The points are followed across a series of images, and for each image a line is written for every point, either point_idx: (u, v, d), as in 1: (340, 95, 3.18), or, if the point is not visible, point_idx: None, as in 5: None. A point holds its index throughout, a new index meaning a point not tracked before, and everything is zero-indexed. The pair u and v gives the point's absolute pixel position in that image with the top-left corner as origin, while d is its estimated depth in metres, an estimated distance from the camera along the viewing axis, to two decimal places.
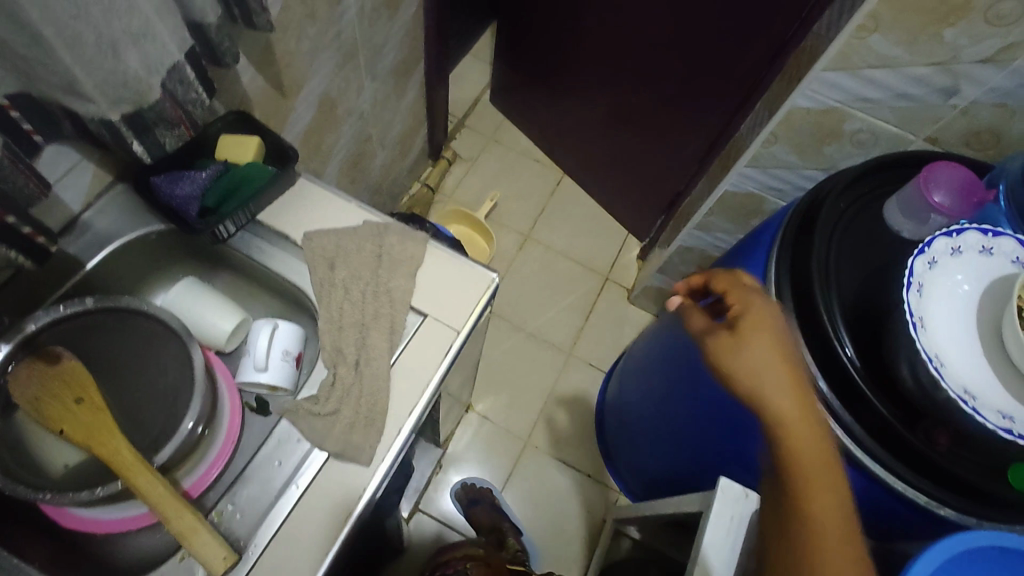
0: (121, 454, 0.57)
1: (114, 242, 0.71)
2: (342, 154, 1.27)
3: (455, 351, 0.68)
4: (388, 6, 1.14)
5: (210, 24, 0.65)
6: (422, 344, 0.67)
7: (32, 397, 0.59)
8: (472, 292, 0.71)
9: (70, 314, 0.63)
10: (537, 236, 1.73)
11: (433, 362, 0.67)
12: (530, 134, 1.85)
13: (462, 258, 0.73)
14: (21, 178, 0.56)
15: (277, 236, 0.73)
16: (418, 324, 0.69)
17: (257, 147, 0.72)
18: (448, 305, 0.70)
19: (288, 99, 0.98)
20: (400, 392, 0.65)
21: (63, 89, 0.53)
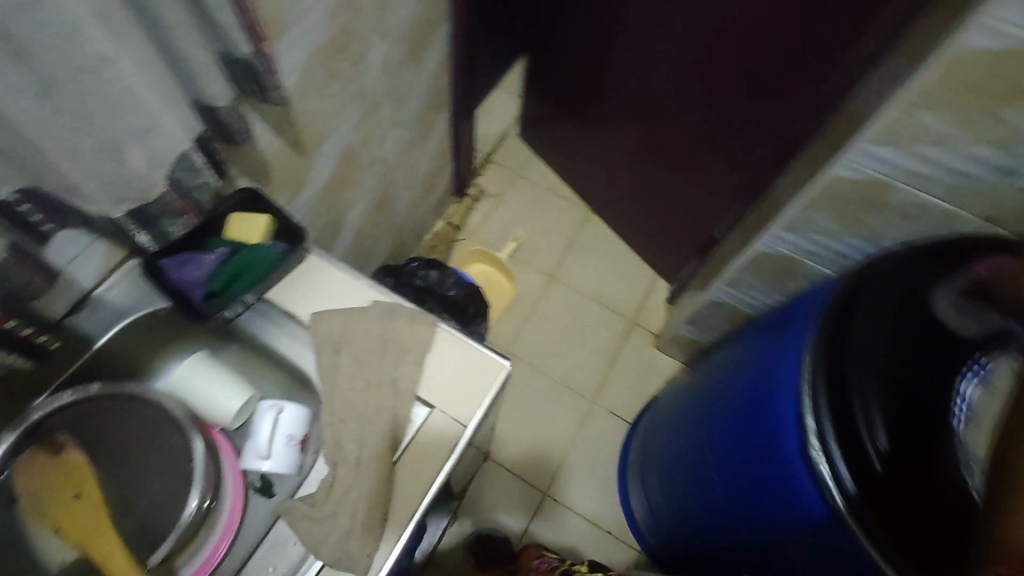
0: (115, 559, 0.58)
1: (125, 320, 0.71)
2: (365, 202, 1.26)
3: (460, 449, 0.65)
4: (412, 57, 1.13)
5: (221, 107, 0.64)
6: (427, 440, 0.65)
7: (33, 491, 0.59)
8: (481, 382, 0.68)
9: (75, 400, 0.63)
10: (563, 276, 1.69)
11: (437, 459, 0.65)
12: (558, 170, 1.82)
13: (471, 341, 0.70)
14: (25, 276, 0.56)
15: (284, 316, 0.72)
16: (424, 418, 0.66)
17: (267, 226, 0.71)
18: (455, 396, 0.68)
19: (308, 158, 0.97)
20: (400, 494, 0.63)
21: (68, 190, 0.53)
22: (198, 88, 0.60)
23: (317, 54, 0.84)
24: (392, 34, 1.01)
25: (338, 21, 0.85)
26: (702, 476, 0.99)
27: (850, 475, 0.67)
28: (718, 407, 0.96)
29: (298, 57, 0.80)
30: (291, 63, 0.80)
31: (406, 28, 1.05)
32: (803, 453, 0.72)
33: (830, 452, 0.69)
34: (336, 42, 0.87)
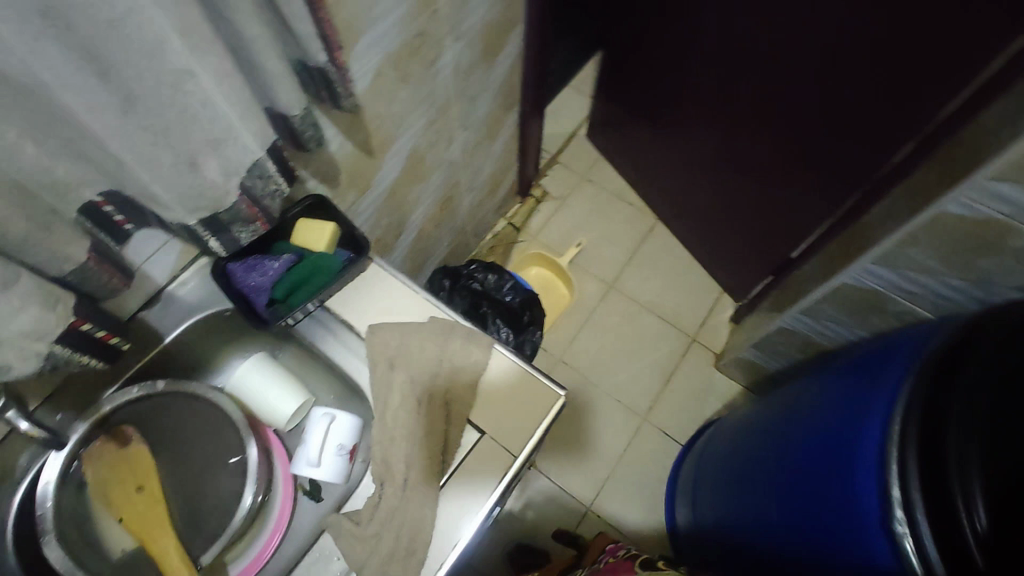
0: (169, 556, 0.59)
1: (194, 317, 0.72)
2: (428, 203, 1.26)
3: (508, 479, 0.64)
4: (486, 59, 1.10)
5: (295, 117, 0.64)
6: (476, 468, 0.65)
7: (100, 479, 0.61)
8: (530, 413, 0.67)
9: (142, 395, 0.65)
10: (623, 286, 1.64)
11: (484, 487, 0.64)
12: (625, 175, 1.76)
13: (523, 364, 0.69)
14: (104, 276, 0.58)
15: (342, 325, 0.71)
16: (474, 444, 0.66)
17: (331, 235, 0.71)
18: (506, 425, 0.67)
19: (376, 159, 0.97)
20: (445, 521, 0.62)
21: (146, 198, 0.54)
22: (273, 96, 0.61)
23: (390, 58, 0.83)
24: (465, 37, 0.99)
25: (413, 25, 0.83)
26: (754, 516, 0.94)
27: (941, 555, 0.61)
28: (783, 451, 0.90)
29: (371, 62, 0.79)
30: (364, 67, 0.79)
31: (481, 30, 1.03)
32: (884, 525, 0.66)
33: (918, 526, 0.62)
34: (410, 46, 0.86)
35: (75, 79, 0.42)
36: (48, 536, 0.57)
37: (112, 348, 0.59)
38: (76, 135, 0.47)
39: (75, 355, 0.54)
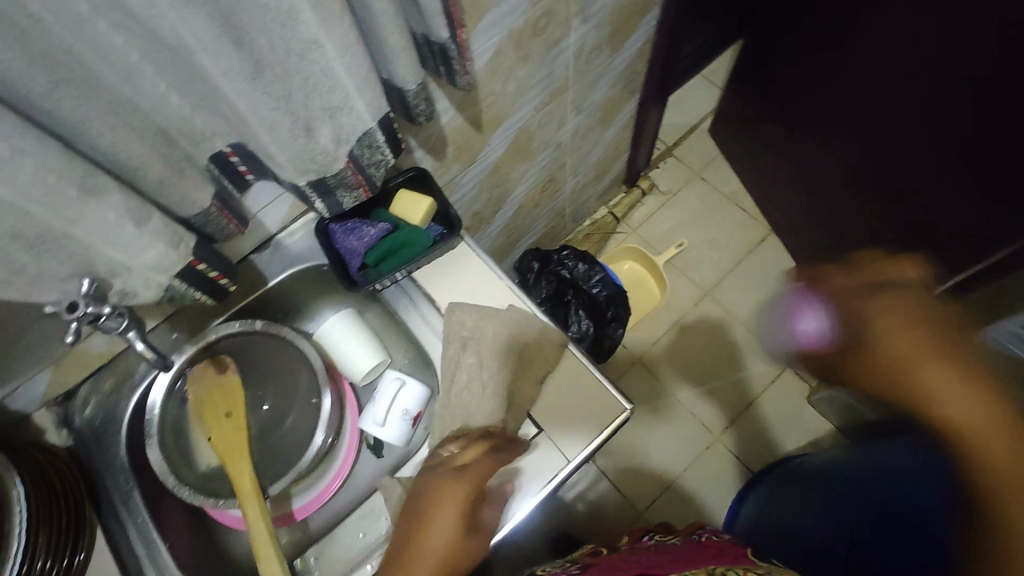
0: (243, 478, 0.65)
1: (298, 266, 0.78)
2: (530, 182, 1.25)
3: (558, 480, 0.64)
4: (612, 42, 1.06)
5: (409, 90, 0.65)
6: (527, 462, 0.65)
7: (198, 397, 0.68)
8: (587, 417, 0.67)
9: (239, 331, 0.72)
10: (719, 295, 1.55)
11: (534, 483, 0.64)
12: (745, 178, 1.64)
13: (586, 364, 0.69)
14: (220, 221, 0.63)
15: (424, 297, 0.73)
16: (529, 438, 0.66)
17: (428, 209, 0.73)
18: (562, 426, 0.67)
19: (484, 135, 0.97)
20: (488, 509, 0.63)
21: (265, 156, 0.58)
22: (392, 69, 0.62)
23: (512, 36, 0.82)
24: (594, 19, 0.95)
25: (541, 4, 0.81)
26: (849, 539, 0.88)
27: None
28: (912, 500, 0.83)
29: (492, 39, 0.79)
30: (484, 43, 0.78)
31: (612, 12, 0.98)
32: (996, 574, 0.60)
33: None
34: (534, 25, 0.84)
35: (212, 41, 0.45)
36: (150, 439, 0.66)
37: (221, 287, 0.64)
38: (213, 95, 0.51)
39: (188, 290, 0.59)
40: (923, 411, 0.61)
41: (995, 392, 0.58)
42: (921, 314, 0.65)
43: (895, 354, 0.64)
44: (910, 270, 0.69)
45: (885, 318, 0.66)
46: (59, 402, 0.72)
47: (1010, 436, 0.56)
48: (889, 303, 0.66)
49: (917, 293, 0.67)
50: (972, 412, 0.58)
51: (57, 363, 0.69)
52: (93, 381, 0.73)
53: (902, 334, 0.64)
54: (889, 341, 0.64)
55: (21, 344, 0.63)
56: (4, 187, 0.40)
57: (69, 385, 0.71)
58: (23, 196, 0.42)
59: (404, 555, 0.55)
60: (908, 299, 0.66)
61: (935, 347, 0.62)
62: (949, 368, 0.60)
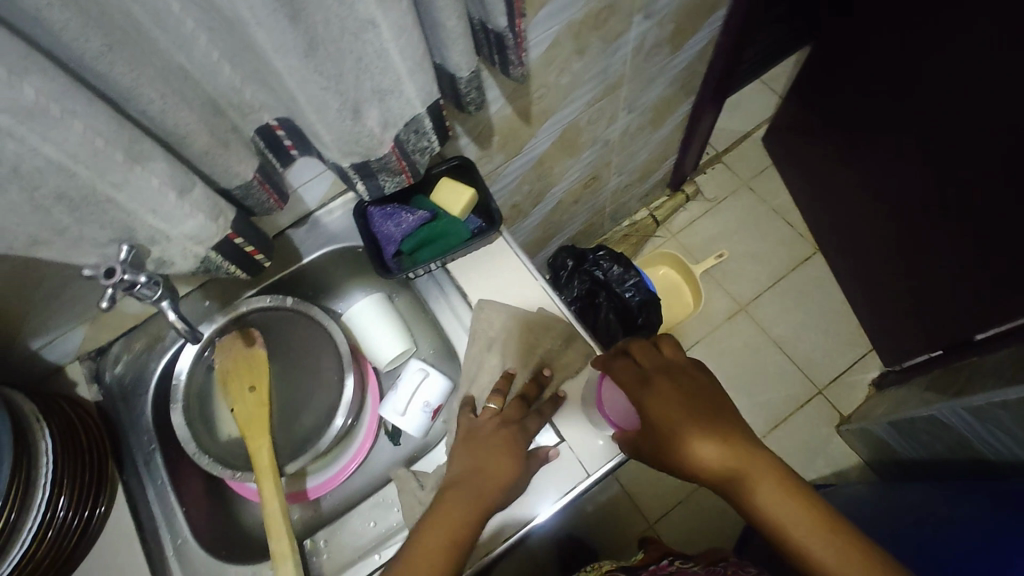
0: (261, 454, 0.65)
1: (334, 245, 0.78)
2: (573, 178, 1.22)
3: (572, 496, 0.62)
4: (673, 41, 1.01)
5: (461, 78, 0.63)
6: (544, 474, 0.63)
7: (224, 367, 0.69)
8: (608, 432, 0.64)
9: (270, 306, 0.72)
10: (755, 311, 1.50)
11: (548, 495, 0.62)
12: (795, 192, 1.58)
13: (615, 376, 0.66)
14: (262, 196, 0.63)
15: (456, 290, 0.72)
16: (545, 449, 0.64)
17: (468, 200, 0.71)
18: (582, 439, 0.64)
19: (532, 127, 0.95)
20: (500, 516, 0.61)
21: (310, 134, 0.57)
22: (446, 54, 0.60)
23: (571, 27, 0.79)
24: (658, 16, 0.91)
25: None
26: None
27: None
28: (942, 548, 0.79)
29: (551, 29, 0.76)
30: (543, 33, 0.76)
31: (678, 9, 0.94)
32: None
33: None
34: (596, 17, 0.81)
35: (269, 18, 0.43)
36: (175, 404, 0.67)
37: (255, 261, 0.64)
38: (264, 69, 0.50)
39: (224, 263, 0.59)
40: (753, 513, 0.55)
41: (784, 469, 0.56)
42: (672, 397, 0.60)
43: (700, 459, 0.57)
44: (667, 347, 0.66)
45: (666, 415, 0.59)
46: (93, 356, 0.74)
47: (815, 520, 0.53)
48: (655, 391, 0.61)
49: (676, 378, 0.62)
50: (773, 503, 0.54)
51: (93, 319, 0.70)
52: (126, 338, 0.74)
53: (681, 426, 0.58)
54: (657, 433, 0.59)
55: (61, 298, 0.64)
56: (52, 148, 0.40)
57: (103, 341, 0.73)
58: (71, 157, 0.41)
59: (461, 479, 0.57)
60: (679, 387, 0.61)
61: (706, 435, 0.57)
62: (744, 459, 0.56)
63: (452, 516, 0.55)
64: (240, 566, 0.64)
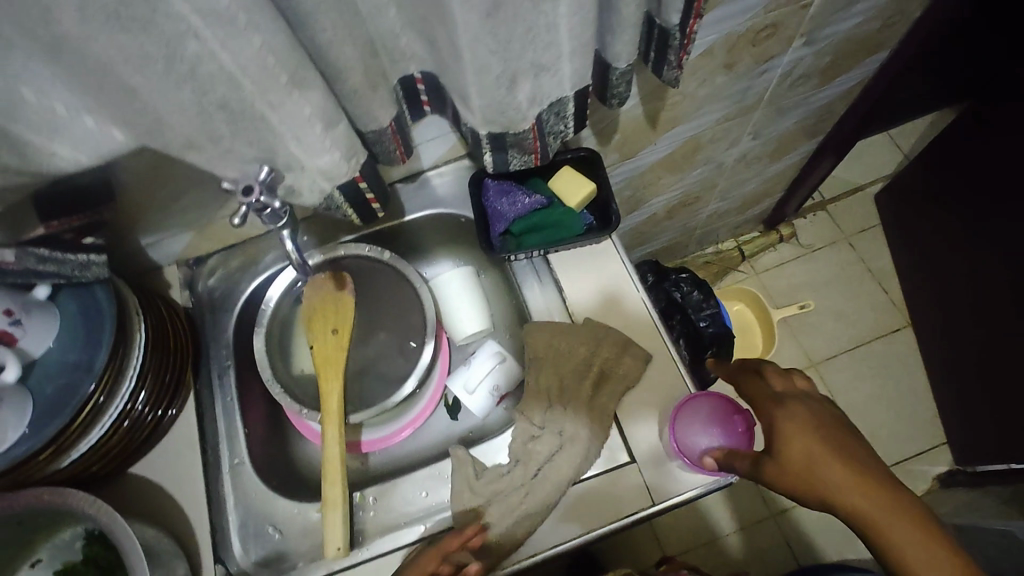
0: (330, 398, 0.65)
1: (436, 209, 0.77)
2: (675, 193, 1.17)
3: (595, 535, 0.59)
4: (824, 74, 0.95)
5: (616, 69, 0.61)
6: (580, 502, 0.60)
7: (311, 306, 0.69)
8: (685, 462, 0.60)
9: (367, 256, 0.72)
10: (826, 372, 1.42)
11: (585, 521, 0.59)
12: (899, 258, 1.48)
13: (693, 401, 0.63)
14: (389, 146, 0.62)
15: (551, 282, 0.70)
16: (586, 475, 0.61)
17: (588, 195, 0.68)
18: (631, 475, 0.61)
19: (655, 134, 0.91)
20: (524, 534, 0.59)
21: (457, 95, 0.56)
22: (609, 42, 0.58)
23: (729, 39, 0.75)
24: (818, 44, 0.86)
25: (773, 13, 0.73)
26: None
27: None
28: None
29: (709, 38, 0.72)
30: (700, 40, 0.72)
31: (841, 42, 0.88)
32: None
33: None
34: (757, 34, 0.77)
35: None
36: (259, 328, 0.69)
37: (371, 210, 0.64)
38: (434, 20, 0.48)
39: (343, 204, 0.59)
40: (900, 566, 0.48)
41: (937, 524, 0.49)
42: (809, 426, 0.54)
43: (830, 491, 0.51)
44: (799, 378, 0.61)
45: (803, 443, 0.53)
46: (190, 264, 0.76)
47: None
48: (790, 414, 0.55)
49: (811, 407, 0.56)
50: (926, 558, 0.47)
51: (200, 229, 0.72)
52: (224, 253, 0.76)
53: (819, 465, 0.51)
54: (788, 462, 0.53)
55: (178, 201, 0.65)
56: (228, 56, 0.39)
57: (203, 252, 0.75)
58: (243, 71, 0.41)
59: None
60: (816, 417, 0.55)
61: (842, 466, 0.51)
62: (892, 504, 0.49)
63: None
64: (287, 501, 0.65)
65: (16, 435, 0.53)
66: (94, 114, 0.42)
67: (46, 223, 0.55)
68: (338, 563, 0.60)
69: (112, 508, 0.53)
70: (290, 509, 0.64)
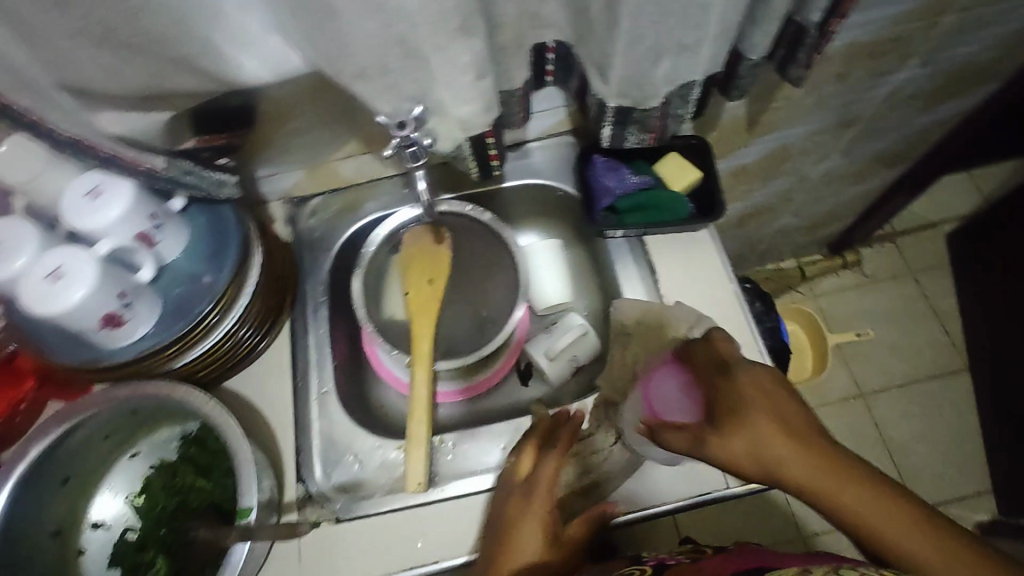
0: (421, 342, 0.69)
1: (533, 179, 0.77)
2: (753, 203, 1.15)
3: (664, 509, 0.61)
4: (928, 98, 0.95)
5: (749, 59, 0.62)
6: (658, 477, 0.62)
7: (411, 254, 0.72)
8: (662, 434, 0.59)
9: (469, 215, 0.73)
10: (875, 404, 1.40)
11: (655, 493, 0.61)
12: (964, 299, 1.46)
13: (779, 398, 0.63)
14: (516, 108, 0.64)
15: (646, 263, 0.71)
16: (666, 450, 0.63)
17: (694, 181, 0.70)
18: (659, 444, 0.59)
19: (751, 137, 0.91)
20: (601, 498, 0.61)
21: (595, 64, 0.57)
22: (749, 32, 0.59)
23: (850, 49, 0.76)
24: (933, 66, 0.85)
25: (899, 27, 0.74)
26: None
27: None
28: None
29: (832, 45, 0.73)
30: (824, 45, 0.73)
31: (956, 67, 0.87)
32: None
33: None
34: (877, 47, 0.77)
35: None
36: (358, 269, 0.71)
37: (489, 167, 0.66)
38: None
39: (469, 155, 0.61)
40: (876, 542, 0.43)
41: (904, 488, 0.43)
42: (748, 396, 0.50)
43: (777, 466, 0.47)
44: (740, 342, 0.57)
45: (743, 417, 0.49)
46: (293, 202, 0.78)
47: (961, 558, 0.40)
48: (732, 386, 0.52)
49: (751, 373, 0.52)
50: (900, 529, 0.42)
51: (312, 168, 0.75)
52: (326, 197, 0.79)
53: (764, 439, 0.48)
54: (733, 439, 0.49)
55: (303, 136, 0.68)
56: None
57: (308, 191, 0.78)
58: (425, 10, 0.43)
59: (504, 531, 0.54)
60: (758, 385, 0.51)
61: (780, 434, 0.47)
62: (855, 478, 0.44)
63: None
64: (369, 435, 0.69)
65: (146, 329, 0.58)
66: (280, 33, 0.45)
67: (196, 137, 0.59)
68: (414, 499, 0.63)
69: (222, 407, 0.57)
70: (372, 443, 0.68)
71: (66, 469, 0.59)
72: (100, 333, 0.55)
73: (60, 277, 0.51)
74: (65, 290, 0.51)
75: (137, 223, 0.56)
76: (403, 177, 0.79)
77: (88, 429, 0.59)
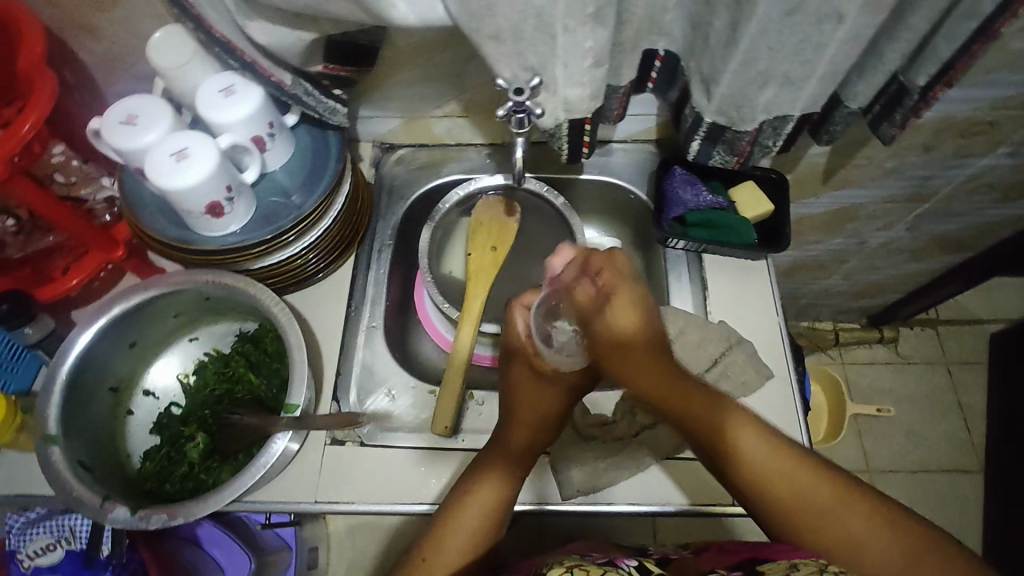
0: (473, 301, 0.72)
1: (609, 177, 0.81)
2: (806, 255, 1.16)
3: (666, 509, 0.65)
4: (1007, 192, 0.95)
5: (847, 107, 0.64)
6: (668, 478, 0.66)
7: (480, 216, 0.75)
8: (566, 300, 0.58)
9: (544, 196, 0.76)
10: (882, 483, 1.39)
11: (660, 490, 0.66)
12: (993, 402, 1.44)
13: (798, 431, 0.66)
14: (615, 104, 0.67)
15: (700, 278, 0.75)
16: (682, 454, 0.67)
17: (765, 211, 0.73)
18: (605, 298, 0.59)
19: (823, 189, 0.92)
20: (606, 477, 0.65)
21: (702, 78, 0.60)
22: (854, 80, 0.62)
23: (943, 122, 0.77)
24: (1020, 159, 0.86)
25: (997, 112, 0.75)
26: None
27: None
28: None
29: (927, 114, 0.75)
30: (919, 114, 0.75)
31: None
32: None
33: None
34: (971, 126, 0.78)
35: None
36: (430, 221, 0.75)
37: (579, 152, 0.69)
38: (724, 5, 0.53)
39: (564, 137, 0.65)
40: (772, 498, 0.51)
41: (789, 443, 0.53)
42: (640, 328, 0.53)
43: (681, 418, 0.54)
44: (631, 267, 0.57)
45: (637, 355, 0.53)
46: (381, 147, 0.83)
47: (831, 493, 0.50)
48: (620, 316, 0.52)
49: (645, 296, 0.54)
50: (773, 462, 0.51)
51: (407, 120, 0.79)
52: (413, 149, 0.83)
53: (668, 381, 0.53)
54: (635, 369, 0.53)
55: (411, 87, 0.73)
56: None
57: (397, 140, 0.82)
58: None
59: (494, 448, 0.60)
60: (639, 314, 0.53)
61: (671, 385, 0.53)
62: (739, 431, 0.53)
63: (493, 494, 0.57)
64: (407, 375, 0.73)
65: (237, 228, 0.63)
66: None
67: (325, 63, 0.62)
68: (437, 441, 0.67)
69: (289, 314, 0.61)
70: (408, 382, 0.72)
71: (135, 334, 0.64)
72: (200, 217, 0.59)
73: (183, 158, 0.56)
74: (184, 171, 0.56)
75: (254, 128, 0.60)
76: (488, 147, 0.83)
77: (163, 303, 0.63)
